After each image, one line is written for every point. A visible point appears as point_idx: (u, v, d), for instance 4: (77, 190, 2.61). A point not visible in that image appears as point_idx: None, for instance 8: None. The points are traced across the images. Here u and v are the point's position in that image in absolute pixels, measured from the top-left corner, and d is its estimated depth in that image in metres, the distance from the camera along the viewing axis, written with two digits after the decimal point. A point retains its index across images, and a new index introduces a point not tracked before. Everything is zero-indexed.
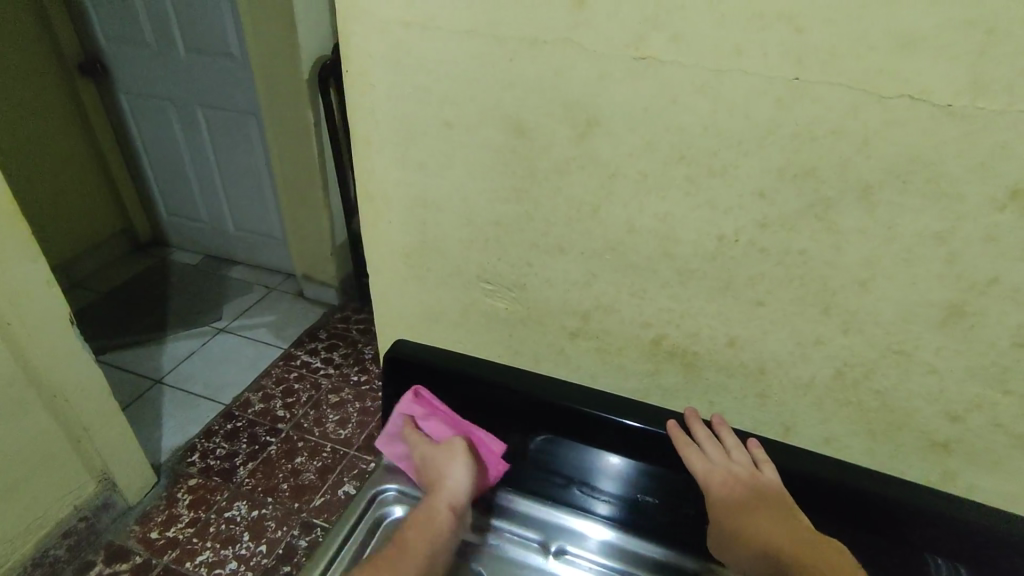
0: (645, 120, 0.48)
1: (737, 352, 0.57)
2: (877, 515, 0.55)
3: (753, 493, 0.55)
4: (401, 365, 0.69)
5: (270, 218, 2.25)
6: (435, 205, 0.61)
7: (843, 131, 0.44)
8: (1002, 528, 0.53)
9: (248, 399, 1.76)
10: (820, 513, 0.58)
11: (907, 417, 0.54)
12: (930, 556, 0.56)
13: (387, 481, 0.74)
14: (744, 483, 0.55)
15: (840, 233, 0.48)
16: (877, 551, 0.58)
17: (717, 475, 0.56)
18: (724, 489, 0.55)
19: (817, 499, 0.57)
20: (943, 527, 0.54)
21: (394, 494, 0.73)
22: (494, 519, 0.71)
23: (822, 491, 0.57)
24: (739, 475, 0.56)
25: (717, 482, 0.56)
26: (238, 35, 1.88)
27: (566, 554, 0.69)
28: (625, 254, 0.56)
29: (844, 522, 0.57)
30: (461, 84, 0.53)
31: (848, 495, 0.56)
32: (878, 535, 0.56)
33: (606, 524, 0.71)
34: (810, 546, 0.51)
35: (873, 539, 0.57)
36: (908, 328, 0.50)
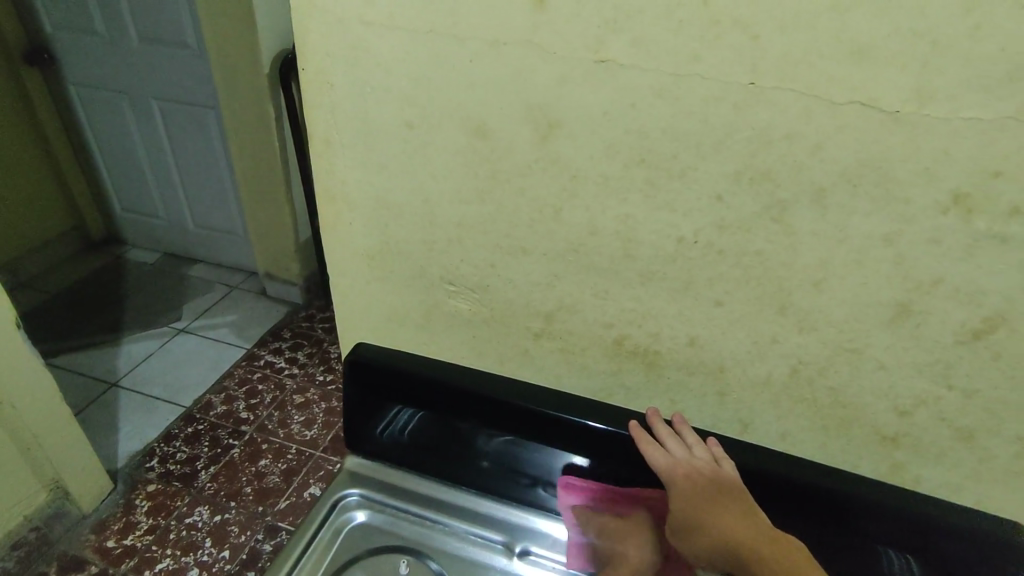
0: (606, 123, 0.49)
1: (697, 351, 0.58)
2: (829, 511, 0.57)
3: (716, 489, 0.55)
4: (362, 370, 0.68)
5: (231, 215, 2.20)
6: (397, 206, 0.60)
7: (797, 135, 0.45)
8: (946, 517, 0.55)
9: (209, 402, 1.72)
10: (777, 509, 0.59)
11: (859, 413, 0.56)
12: (881, 548, 0.58)
13: (350, 486, 0.73)
14: (704, 481, 0.56)
15: (794, 234, 0.49)
16: (832, 545, 0.59)
17: (676, 473, 0.56)
18: (688, 487, 0.55)
19: (771, 497, 0.59)
20: (892, 520, 0.56)
21: (356, 498, 0.72)
22: (459, 521, 0.70)
23: (776, 488, 0.58)
24: (698, 473, 0.56)
25: (679, 479, 0.56)
26: (196, 28, 1.83)
27: (530, 555, 0.68)
28: (586, 255, 0.56)
29: (798, 519, 0.59)
30: (421, 84, 0.52)
31: (800, 492, 0.57)
32: (831, 528, 0.58)
33: None
34: (772, 542, 0.52)
35: (828, 535, 0.59)
36: (859, 326, 0.51)
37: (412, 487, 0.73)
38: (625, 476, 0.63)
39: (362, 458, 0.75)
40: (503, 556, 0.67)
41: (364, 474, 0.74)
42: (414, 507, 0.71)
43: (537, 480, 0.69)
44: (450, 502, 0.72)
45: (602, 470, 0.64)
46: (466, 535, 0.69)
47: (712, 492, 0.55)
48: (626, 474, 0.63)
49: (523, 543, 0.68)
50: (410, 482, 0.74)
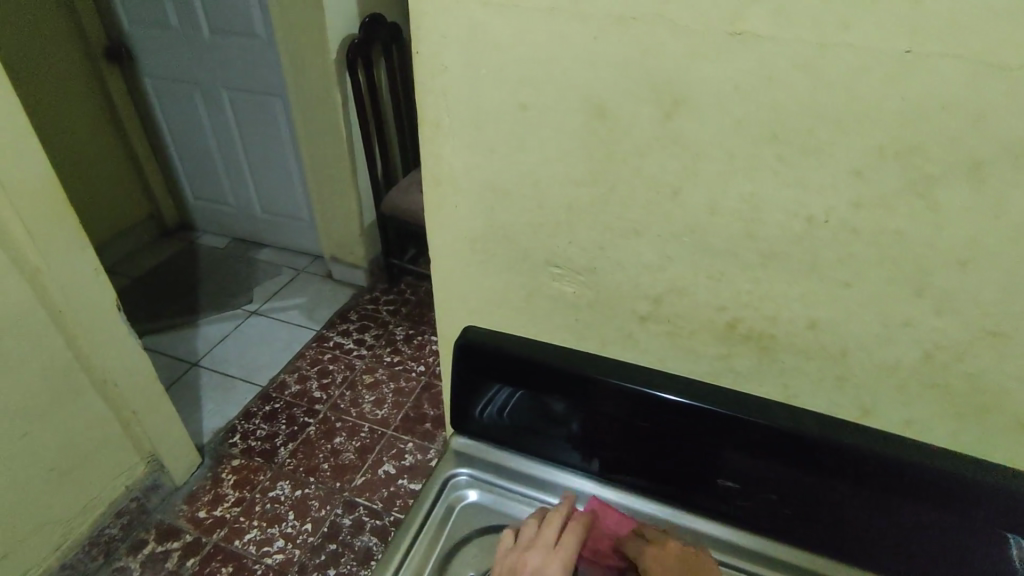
0: (738, 98, 0.47)
1: (818, 334, 0.56)
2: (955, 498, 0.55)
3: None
4: (468, 352, 0.70)
5: (297, 200, 2.25)
6: (506, 188, 0.60)
7: (954, 106, 0.42)
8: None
9: (284, 381, 1.78)
10: (907, 498, 0.57)
11: (997, 399, 0.53)
12: (1012, 536, 0.55)
13: (459, 466, 0.74)
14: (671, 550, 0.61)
15: (941, 211, 0.46)
16: (961, 535, 0.57)
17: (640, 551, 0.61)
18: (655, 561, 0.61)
19: (891, 483, 0.57)
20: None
21: (467, 477, 0.74)
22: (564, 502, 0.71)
23: (897, 474, 0.57)
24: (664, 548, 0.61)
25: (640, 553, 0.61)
26: (264, 17, 1.86)
27: None
28: (704, 237, 0.55)
29: (925, 508, 0.57)
30: (539, 63, 0.51)
31: (924, 477, 0.56)
32: (958, 515, 0.56)
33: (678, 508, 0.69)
34: None
35: (955, 524, 0.57)
36: (1007, 309, 0.48)
37: (517, 468, 0.74)
38: (738, 458, 0.62)
39: (466, 438, 0.76)
40: None
41: (470, 454, 0.75)
42: (520, 487, 0.72)
43: (643, 466, 0.68)
44: (550, 482, 0.72)
45: (714, 454, 0.63)
46: None
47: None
48: (741, 458, 0.62)
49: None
50: (512, 462, 0.74)
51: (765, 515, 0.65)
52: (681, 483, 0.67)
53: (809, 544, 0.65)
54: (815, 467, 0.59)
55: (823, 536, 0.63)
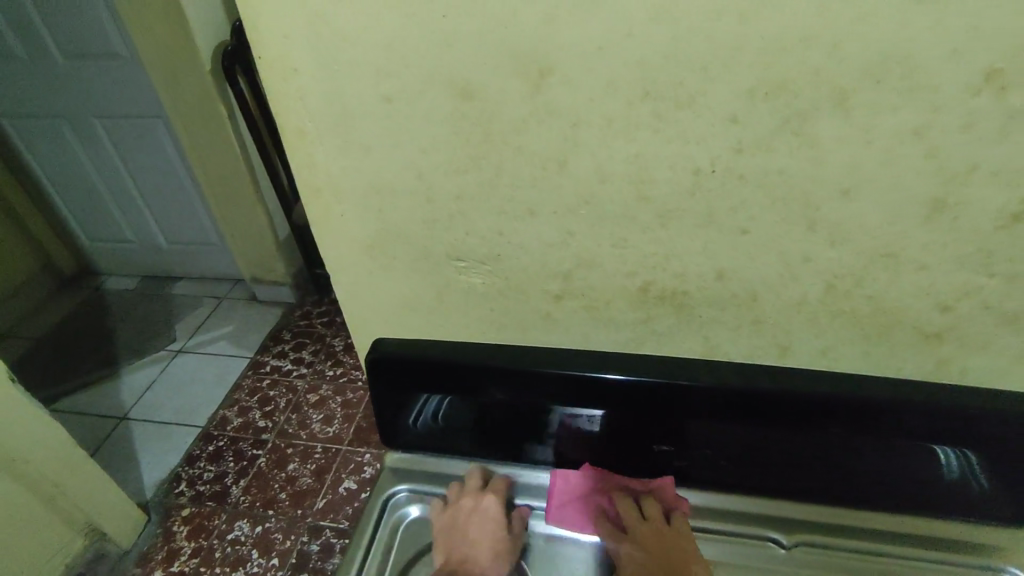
0: (602, 60, 0.45)
1: (727, 283, 0.56)
2: (872, 418, 0.58)
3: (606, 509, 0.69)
4: (383, 366, 0.67)
5: (203, 224, 2.12)
6: (389, 188, 0.56)
7: (811, 38, 0.41)
8: (989, 407, 0.56)
9: (224, 417, 1.69)
10: (828, 425, 0.60)
11: (899, 315, 0.55)
12: (923, 444, 0.59)
13: (398, 483, 0.76)
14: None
15: (817, 145, 0.46)
16: (878, 451, 0.61)
17: (646, 522, 0.66)
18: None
19: (813, 418, 0.60)
20: (937, 418, 0.57)
21: (406, 494, 0.76)
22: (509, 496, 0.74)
23: (818, 407, 0.59)
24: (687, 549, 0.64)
25: (635, 534, 0.66)
26: (123, 34, 1.71)
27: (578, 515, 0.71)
28: (599, 206, 0.53)
29: (844, 434, 0.60)
30: (392, 51, 0.48)
31: (844, 405, 0.58)
32: (875, 436, 0.60)
33: None
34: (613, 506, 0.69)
35: (873, 444, 0.60)
36: (894, 229, 0.49)
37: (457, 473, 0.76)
38: (667, 425, 0.64)
39: (400, 453, 0.77)
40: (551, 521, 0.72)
41: (406, 469, 0.77)
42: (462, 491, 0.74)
43: (582, 447, 0.70)
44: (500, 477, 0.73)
45: (648, 422, 0.64)
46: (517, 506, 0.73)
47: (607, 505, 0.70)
48: (672, 423, 0.64)
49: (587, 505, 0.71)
50: (451, 467, 0.76)
51: (707, 468, 0.68)
52: (619, 455, 0.69)
53: (752, 489, 0.68)
54: (742, 415, 0.61)
55: (762, 477, 0.67)
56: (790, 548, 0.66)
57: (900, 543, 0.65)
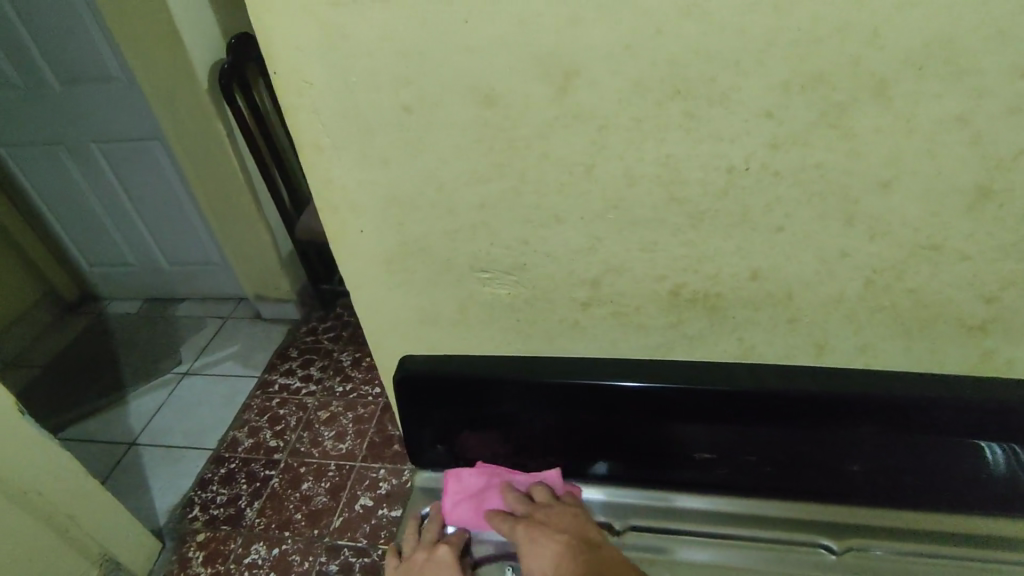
0: (630, 59, 0.43)
1: (761, 283, 0.54)
2: (922, 416, 0.56)
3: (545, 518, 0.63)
4: (407, 385, 0.65)
5: (204, 244, 2.10)
6: (409, 200, 0.55)
7: (849, 27, 0.40)
8: None
9: (235, 438, 1.67)
10: (876, 425, 0.58)
11: (940, 309, 0.53)
12: (977, 441, 0.57)
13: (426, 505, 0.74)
14: (588, 561, 0.58)
15: (855, 137, 0.44)
16: (929, 450, 0.59)
17: (540, 504, 0.65)
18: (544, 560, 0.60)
19: (860, 419, 0.58)
20: (991, 413, 0.55)
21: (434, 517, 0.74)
22: None
23: (865, 407, 0.57)
24: (580, 519, 0.63)
25: (534, 514, 0.64)
26: (118, 57, 1.70)
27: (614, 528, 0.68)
28: (628, 209, 0.51)
29: (893, 434, 0.58)
30: (412, 60, 0.46)
31: (893, 403, 0.56)
32: (927, 435, 0.57)
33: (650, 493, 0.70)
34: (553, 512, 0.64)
35: (924, 443, 0.58)
36: (935, 220, 0.48)
37: None
38: (706, 431, 0.62)
39: (428, 473, 0.75)
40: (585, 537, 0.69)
41: (434, 489, 0.75)
42: None
43: (618, 457, 0.67)
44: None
45: (685, 428, 0.62)
46: None
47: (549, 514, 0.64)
48: (712, 428, 0.62)
49: (623, 519, 0.69)
50: None
51: (747, 475, 0.66)
52: (655, 463, 0.67)
53: (795, 493, 0.66)
54: (780, 417, 0.59)
55: (803, 482, 0.65)
56: (840, 554, 0.64)
57: (955, 546, 0.63)
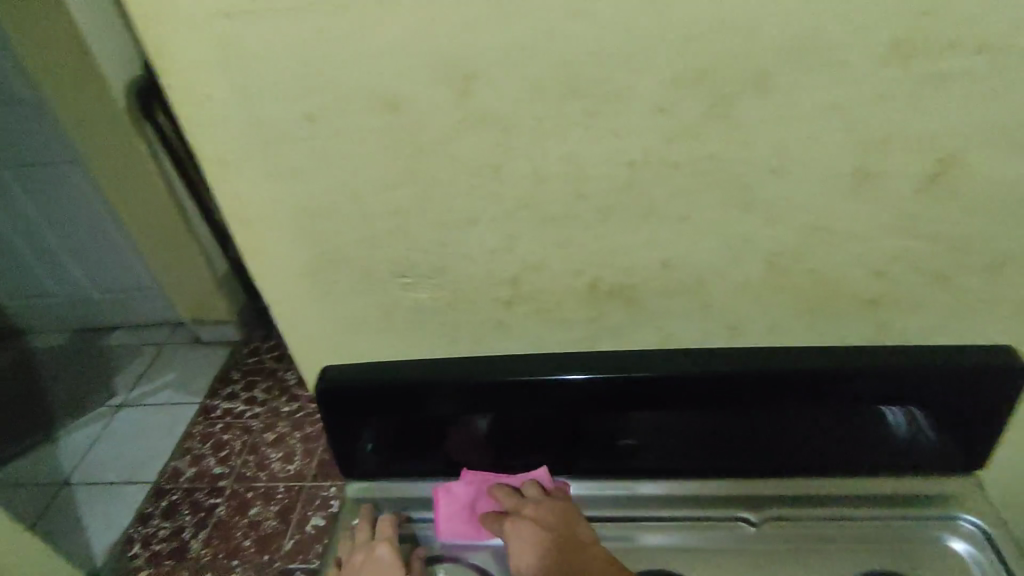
0: (525, 61, 0.44)
1: (672, 272, 0.56)
2: (824, 387, 0.60)
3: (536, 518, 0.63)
4: (333, 397, 0.64)
5: (134, 270, 2.02)
6: (323, 210, 0.54)
7: (725, 24, 0.42)
8: (928, 361, 0.58)
9: (176, 468, 1.59)
10: (786, 400, 0.61)
11: (837, 286, 0.56)
12: (874, 407, 0.61)
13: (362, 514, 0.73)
14: (579, 557, 0.59)
15: (742, 128, 0.47)
16: (835, 419, 0.62)
17: (529, 500, 0.65)
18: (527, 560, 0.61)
19: (770, 395, 0.61)
20: (884, 379, 0.59)
21: None
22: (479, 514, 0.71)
23: (773, 383, 0.60)
24: (568, 513, 0.63)
25: (522, 510, 0.65)
26: (26, 78, 1.62)
27: None
28: (538, 208, 0.53)
29: (802, 407, 0.61)
30: (311, 68, 0.46)
31: (797, 377, 0.60)
32: (831, 405, 0.61)
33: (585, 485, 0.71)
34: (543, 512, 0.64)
35: (830, 412, 0.62)
36: (823, 203, 0.51)
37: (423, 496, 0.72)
38: (631, 419, 0.64)
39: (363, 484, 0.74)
40: None
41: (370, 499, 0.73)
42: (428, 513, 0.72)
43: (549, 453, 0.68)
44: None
45: (611, 419, 0.64)
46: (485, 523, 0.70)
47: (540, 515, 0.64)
48: (635, 416, 0.64)
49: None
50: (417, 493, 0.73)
51: (668, 458, 0.68)
52: (586, 456, 0.68)
53: (719, 472, 0.69)
54: (694, 402, 0.61)
55: (722, 460, 0.68)
56: (760, 525, 0.67)
57: (860, 505, 0.67)
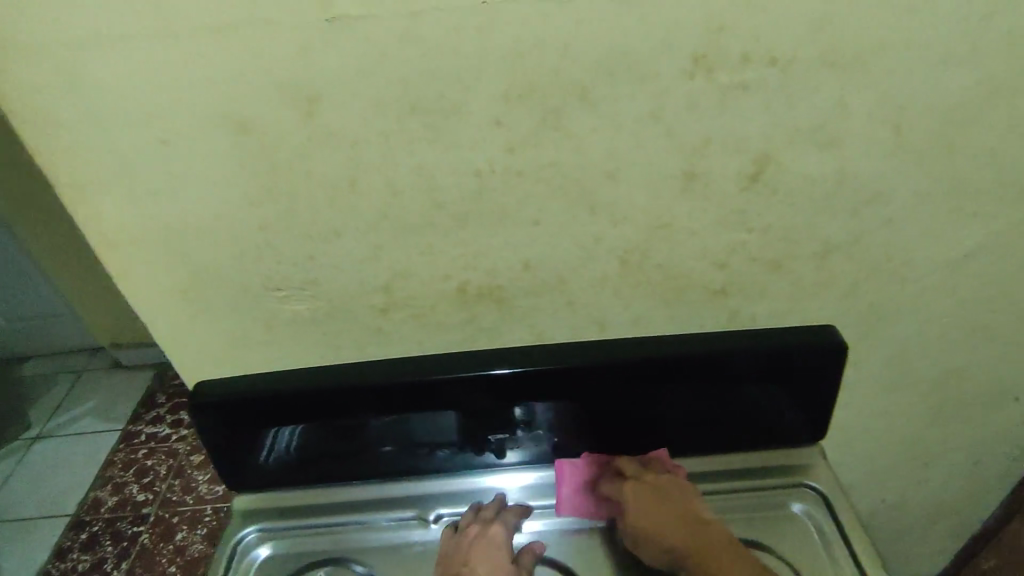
0: (362, 81, 0.47)
1: (535, 272, 0.60)
2: (711, 369, 0.60)
3: (656, 490, 0.62)
4: (210, 408, 0.60)
5: (45, 295, 1.94)
6: (186, 230, 0.55)
7: (542, 42, 0.45)
8: (806, 341, 0.59)
9: (97, 498, 1.52)
10: (675, 384, 0.61)
11: (687, 278, 0.61)
12: (759, 386, 0.61)
13: (245, 525, 0.66)
14: (703, 533, 0.58)
15: (576, 137, 0.50)
16: (723, 399, 0.63)
17: (645, 469, 0.65)
18: (656, 528, 0.59)
19: (659, 380, 0.60)
20: (767, 359, 0.59)
21: (255, 535, 0.66)
22: (373, 514, 0.66)
23: (660, 368, 0.59)
24: (684, 486, 0.63)
25: (642, 476, 0.63)
26: None
27: (443, 517, 0.66)
28: (398, 218, 0.55)
29: (690, 390, 0.61)
30: (152, 92, 0.47)
31: (684, 361, 0.59)
32: (719, 386, 0.61)
33: (487, 475, 0.68)
34: (662, 484, 0.63)
35: (717, 393, 0.62)
36: (661, 202, 0.55)
37: (313, 501, 0.67)
38: (525, 412, 0.62)
39: (251, 493, 0.68)
40: (419, 528, 0.65)
41: (257, 508, 0.67)
42: (318, 519, 0.66)
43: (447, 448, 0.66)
44: (356, 499, 0.67)
45: (506, 412, 0.62)
46: (379, 523, 0.66)
47: (657, 489, 0.62)
48: (530, 409, 0.62)
49: (435, 509, 0.66)
50: (308, 497, 0.67)
51: (557, 447, 0.67)
52: (483, 450, 0.66)
53: None
54: (578, 393, 0.60)
55: (610, 443, 0.67)
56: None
57: (712, 481, 0.68)
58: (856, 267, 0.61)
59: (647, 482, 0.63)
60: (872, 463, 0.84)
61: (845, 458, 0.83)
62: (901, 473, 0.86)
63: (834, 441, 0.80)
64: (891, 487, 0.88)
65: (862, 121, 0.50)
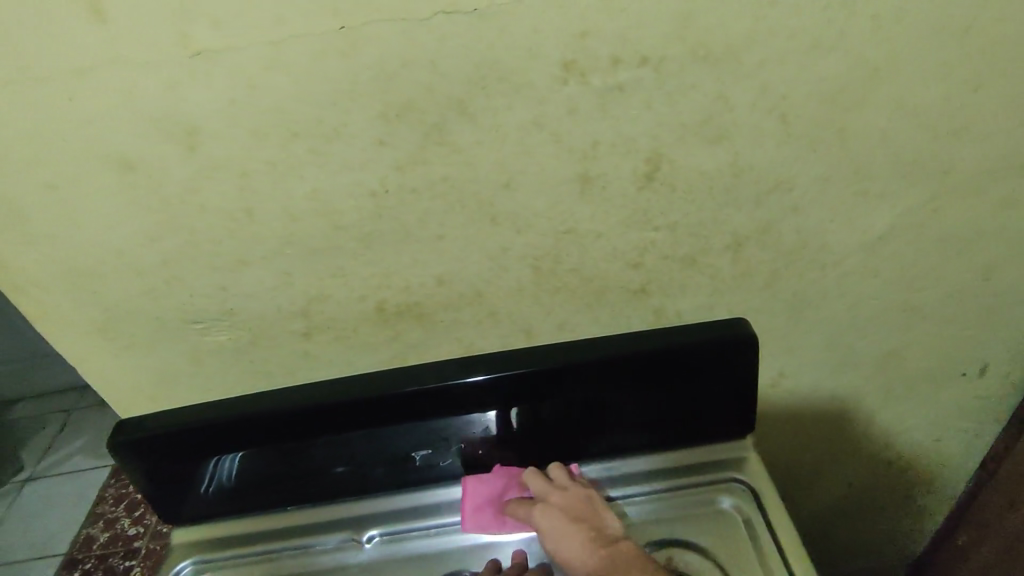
0: (239, 112, 0.48)
1: (449, 286, 0.60)
2: (635, 370, 0.57)
3: (578, 506, 0.57)
4: (129, 449, 0.58)
5: (32, 338, 1.96)
6: (95, 270, 0.56)
7: (409, 61, 0.46)
8: (728, 334, 0.56)
9: (89, 535, 1.52)
10: (601, 389, 0.58)
11: (605, 280, 0.61)
12: (689, 383, 0.59)
13: (183, 557, 0.66)
14: (611, 552, 0.52)
15: (462, 150, 0.51)
16: (655, 399, 0.60)
17: (558, 487, 0.59)
18: (567, 551, 0.54)
19: (584, 386, 0.58)
20: (691, 356, 0.57)
21: (192, 567, 0.65)
22: (308, 539, 0.66)
23: (582, 374, 0.57)
24: (595, 503, 0.57)
25: (550, 497, 0.58)
26: None
27: (378, 536, 0.65)
28: (302, 243, 0.55)
29: (618, 393, 0.59)
30: (35, 139, 0.48)
31: (606, 365, 0.57)
32: (647, 387, 0.58)
33: (426, 490, 0.67)
34: (580, 501, 0.57)
35: (647, 393, 0.59)
36: (562, 207, 0.55)
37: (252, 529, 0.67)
38: (451, 427, 0.60)
39: (191, 524, 0.68)
40: (354, 550, 0.64)
41: (197, 538, 0.67)
42: (256, 547, 0.66)
43: (380, 467, 0.64)
44: (294, 525, 0.67)
45: (432, 428, 0.60)
46: (314, 547, 0.65)
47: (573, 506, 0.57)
48: (455, 423, 0.60)
49: (368, 530, 0.65)
50: (247, 524, 0.68)
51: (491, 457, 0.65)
52: (417, 466, 0.65)
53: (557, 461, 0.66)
54: (491, 406, 0.58)
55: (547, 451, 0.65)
56: None
57: (652, 481, 0.64)
58: (772, 256, 0.60)
59: (563, 498, 0.58)
60: (834, 451, 0.82)
61: (804, 448, 0.81)
62: (865, 460, 0.84)
63: (788, 432, 0.79)
64: (858, 474, 0.86)
65: (746, 113, 0.51)
